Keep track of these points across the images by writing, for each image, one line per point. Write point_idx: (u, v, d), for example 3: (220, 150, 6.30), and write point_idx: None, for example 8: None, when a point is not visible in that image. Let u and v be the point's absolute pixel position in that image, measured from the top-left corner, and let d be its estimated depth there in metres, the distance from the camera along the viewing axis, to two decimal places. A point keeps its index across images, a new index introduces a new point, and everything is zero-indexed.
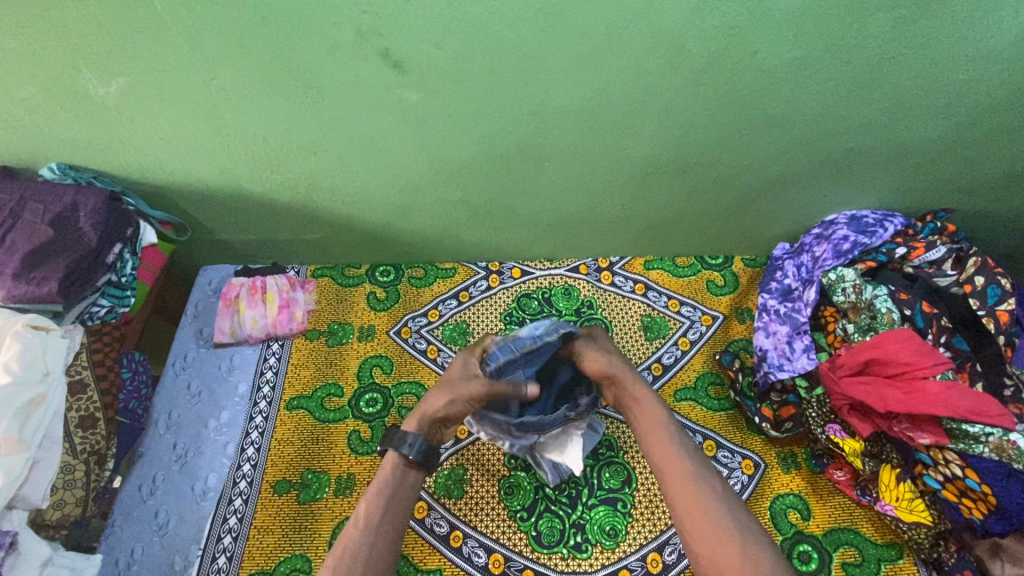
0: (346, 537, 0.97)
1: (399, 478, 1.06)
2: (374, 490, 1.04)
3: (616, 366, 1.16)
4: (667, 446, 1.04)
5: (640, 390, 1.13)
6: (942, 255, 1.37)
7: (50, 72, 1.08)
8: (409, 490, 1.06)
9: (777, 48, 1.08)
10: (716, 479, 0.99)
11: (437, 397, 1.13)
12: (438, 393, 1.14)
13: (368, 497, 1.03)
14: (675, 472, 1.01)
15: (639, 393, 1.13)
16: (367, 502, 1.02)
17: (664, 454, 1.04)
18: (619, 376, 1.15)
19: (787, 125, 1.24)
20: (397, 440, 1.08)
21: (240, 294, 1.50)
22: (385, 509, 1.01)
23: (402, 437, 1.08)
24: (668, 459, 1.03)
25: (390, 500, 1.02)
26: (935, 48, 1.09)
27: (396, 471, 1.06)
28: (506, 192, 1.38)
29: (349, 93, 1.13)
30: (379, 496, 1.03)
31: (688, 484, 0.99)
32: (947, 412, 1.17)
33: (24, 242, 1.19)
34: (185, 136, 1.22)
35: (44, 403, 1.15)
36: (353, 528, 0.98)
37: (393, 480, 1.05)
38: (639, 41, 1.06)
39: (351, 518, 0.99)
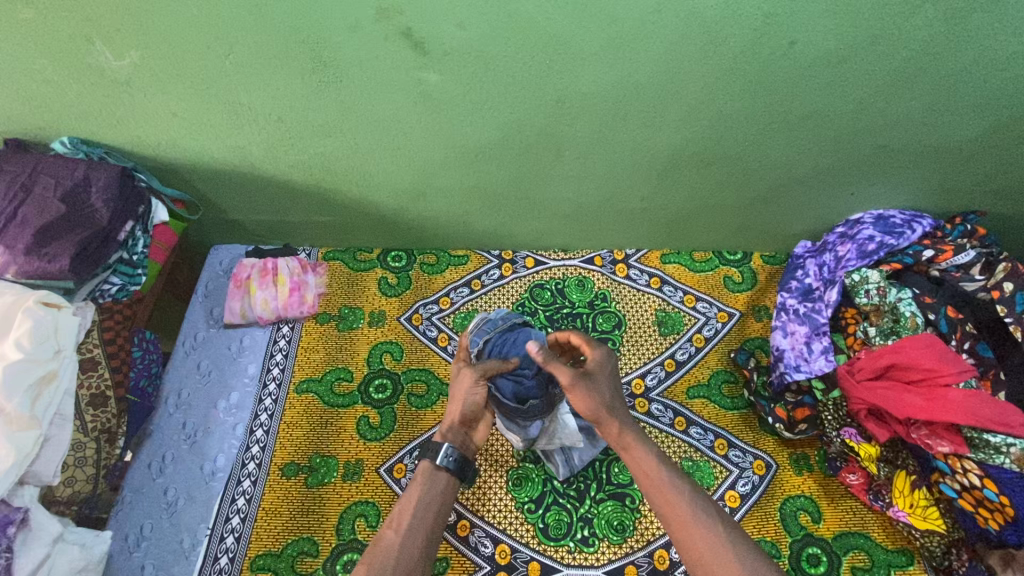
0: (380, 538, 0.96)
1: (431, 487, 1.04)
2: (408, 494, 1.03)
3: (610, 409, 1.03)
4: (666, 493, 0.97)
5: (630, 435, 1.03)
6: (971, 259, 1.33)
7: (63, 43, 1.06)
8: (440, 498, 1.03)
9: (815, 38, 1.04)
10: (722, 523, 0.93)
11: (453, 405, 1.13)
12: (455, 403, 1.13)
13: (402, 501, 1.02)
14: (676, 521, 0.94)
15: (630, 440, 1.03)
16: (400, 505, 1.01)
17: (665, 500, 0.96)
18: (605, 421, 1.03)
19: (819, 119, 1.20)
20: (431, 451, 1.07)
21: (250, 275, 1.48)
22: (418, 512, 0.99)
23: (438, 448, 1.06)
24: (669, 506, 0.95)
25: (425, 505, 1.01)
26: (984, 43, 1.04)
27: (428, 478, 1.04)
28: (524, 180, 1.35)
29: (369, 75, 1.10)
30: (413, 499, 1.02)
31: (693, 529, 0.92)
32: (968, 420, 1.14)
33: (35, 217, 1.17)
34: (199, 114, 1.20)
35: (54, 381, 1.14)
36: (387, 529, 0.97)
37: (425, 486, 1.04)
38: (672, 26, 1.02)
39: (385, 521, 0.99)
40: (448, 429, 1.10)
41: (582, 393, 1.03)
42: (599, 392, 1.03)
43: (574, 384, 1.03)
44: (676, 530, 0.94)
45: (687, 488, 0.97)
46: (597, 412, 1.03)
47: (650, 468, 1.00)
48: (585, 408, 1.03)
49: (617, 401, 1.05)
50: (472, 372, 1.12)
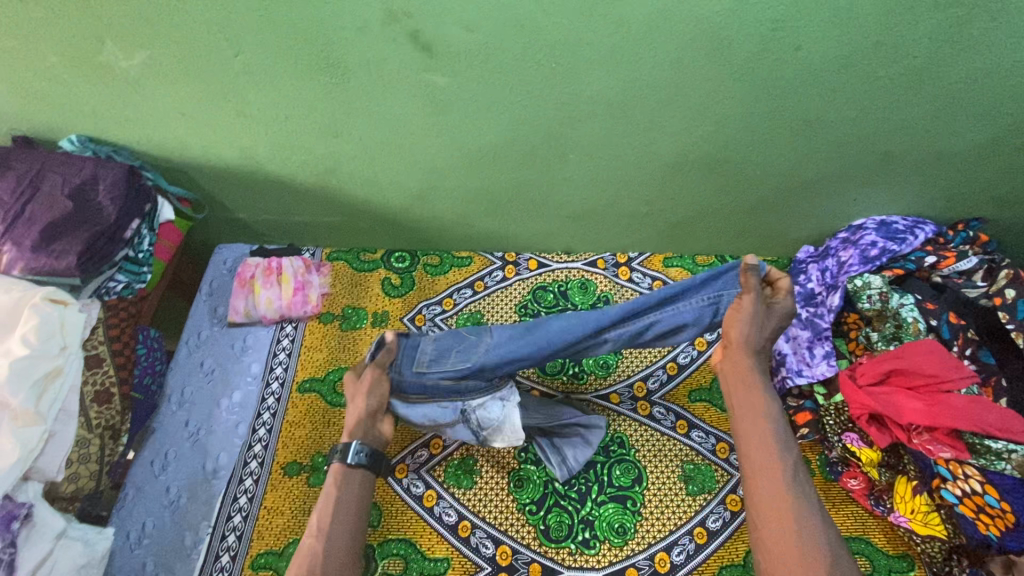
0: (303, 549, 0.96)
1: (346, 486, 1.03)
2: (324, 499, 1.02)
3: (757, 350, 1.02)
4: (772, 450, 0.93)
5: (759, 381, 1.00)
6: (974, 265, 1.33)
7: (74, 42, 1.07)
8: (358, 494, 1.03)
9: (820, 44, 1.05)
10: (816, 501, 0.89)
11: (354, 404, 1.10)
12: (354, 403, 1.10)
13: (318, 507, 1.01)
14: (769, 475, 0.90)
15: (756, 386, 1.00)
16: (318, 510, 1.00)
17: (767, 454, 0.93)
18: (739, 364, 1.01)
19: (823, 124, 1.20)
20: (340, 452, 1.05)
21: (254, 275, 1.49)
22: (335, 513, 0.99)
23: (345, 448, 1.06)
24: (766, 458, 0.92)
25: (342, 505, 1.01)
26: (987, 51, 1.05)
27: (341, 480, 1.03)
28: (528, 182, 1.35)
29: (377, 76, 1.11)
30: (330, 502, 1.01)
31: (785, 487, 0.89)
32: (971, 427, 1.14)
33: (43, 214, 1.18)
34: (206, 113, 1.21)
35: (60, 377, 1.15)
36: (307, 538, 0.97)
37: (339, 487, 1.03)
38: (678, 31, 1.03)
39: (303, 532, 0.98)
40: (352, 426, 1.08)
41: (747, 316, 1.02)
42: (760, 326, 1.02)
43: (744, 309, 1.02)
44: (764, 481, 0.90)
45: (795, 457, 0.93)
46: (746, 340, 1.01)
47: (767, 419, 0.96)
48: (737, 332, 1.02)
49: (766, 348, 1.04)
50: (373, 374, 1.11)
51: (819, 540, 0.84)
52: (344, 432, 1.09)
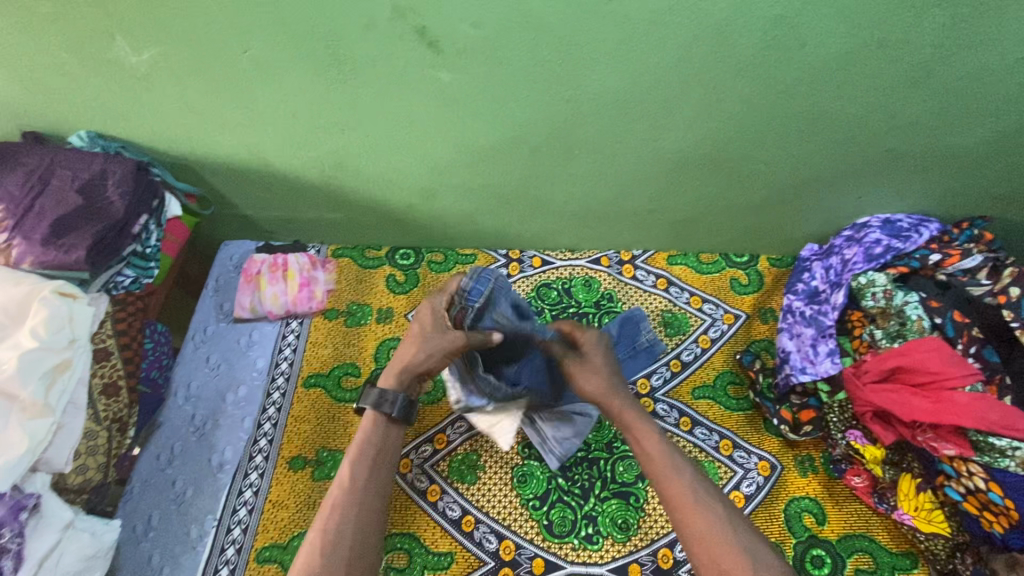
0: (332, 498, 1.01)
1: (377, 437, 1.09)
2: (354, 448, 1.07)
3: (609, 389, 1.10)
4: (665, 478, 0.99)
5: (631, 417, 1.07)
6: (978, 264, 1.34)
7: (84, 38, 1.08)
8: (388, 445, 1.09)
9: (825, 41, 1.05)
10: (718, 506, 0.94)
11: (418, 355, 1.15)
12: (420, 355, 1.15)
13: (348, 456, 1.06)
14: (681, 505, 0.95)
15: (634, 419, 1.07)
16: (347, 461, 1.05)
17: (671, 484, 0.98)
18: (612, 402, 1.09)
19: (827, 122, 1.20)
20: (377, 400, 1.10)
21: (260, 271, 1.50)
22: (366, 464, 1.05)
23: (384, 395, 1.11)
24: (673, 487, 0.97)
25: (375, 459, 1.06)
26: (992, 49, 1.05)
27: (375, 429, 1.09)
28: (533, 179, 1.36)
29: (383, 73, 1.12)
30: (361, 453, 1.06)
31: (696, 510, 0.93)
32: (974, 423, 1.15)
33: (53, 209, 1.20)
34: (214, 109, 1.22)
35: (68, 369, 1.15)
36: (338, 489, 1.02)
37: (374, 440, 1.08)
38: (683, 28, 1.03)
39: (335, 480, 1.03)
40: (399, 380, 1.14)
41: (574, 369, 1.12)
42: (593, 370, 1.12)
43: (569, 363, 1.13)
44: (678, 513, 0.95)
45: (687, 473, 0.99)
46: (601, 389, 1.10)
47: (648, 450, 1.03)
48: (590, 384, 1.11)
49: (616, 380, 1.12)
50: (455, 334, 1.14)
51: (728, 535, 0.90)
52: (387, 381, 1.15)
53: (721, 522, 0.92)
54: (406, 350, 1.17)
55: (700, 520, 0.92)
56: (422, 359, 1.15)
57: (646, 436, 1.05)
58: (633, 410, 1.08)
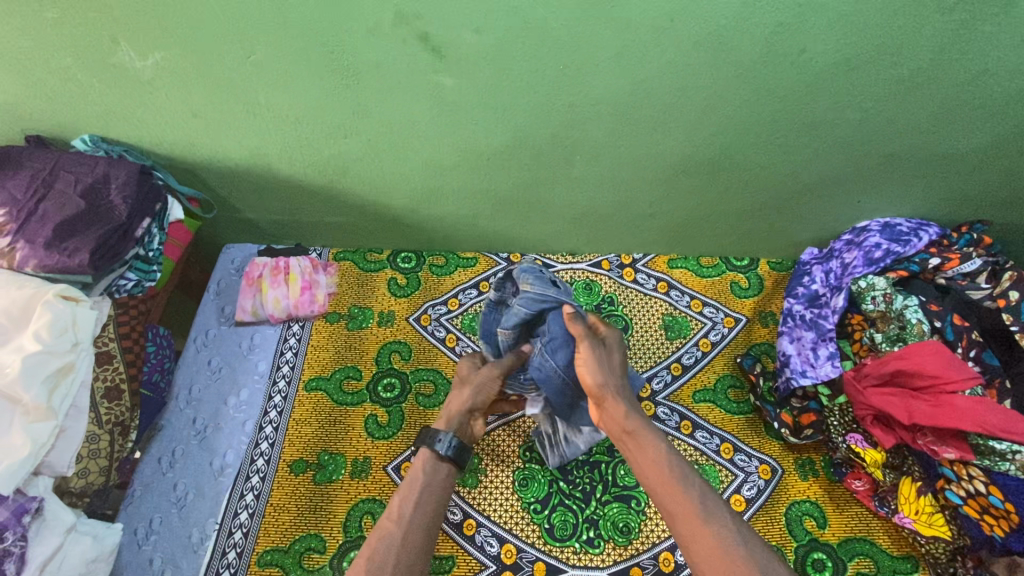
0: (380, 530, 0.96)
1: (432, 477, 1.04)
2: (409, 484, 1.02)
3: (615, 389, 1.06)
4: (672, 484, 0.95)
5: (635, 422, 1.04)
6: (978, 267, 1.34)
7: (89, 43, 1.08)
8: (442, 488, 1.04)
9: (825, 47, 1.06)
10: (730, 518, 0.90)
11: (459, 393, 1.17)
12: (458, 392, 1.18)
13: (402, 491, 1.01)
14: (683, 515, 0.91)
15: (634, 424, 1.03)
16: (401, 495, 1.01)
17: (671, 495, 0.94)
18: (613, 404, 1.05)
19: (828, 126, 1.21)
20: (429, 438, 1.07)
21: (262, 274, 1.50)
22: (419, 502, 0.99)
23: (434, 434, 1.08)
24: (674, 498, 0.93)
25: (424, 495, 1.01)
26: (990, 55, 1.06)
27: (429, 468, 1.05)
28: (534, 183, 1.37)
29: (386, 78, 1.12)
30: (416, 488, 1.02)
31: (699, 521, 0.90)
32: (975, 427, 1.15)
33: (56, 212, 1.20)
34: (218, 114, 1.22)
35: (71, 372, 1.16)
36: (386, 521, 0.97)
37: (426, 476, 1.04)
38: (684, 33, 1.04)
39: (384, 512, 0.98)
40: (450, 417, 1.13)
41: (590, 359, 1.07)
42: (607, 365, 1.08)
43: (587, 351, 1.07)
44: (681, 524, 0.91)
45: (695, 483, 0.95)
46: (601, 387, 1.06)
47: (654, 456, 0.99)
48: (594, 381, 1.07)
49: (621, 384, 1.08)
50: (490, 367, 1.19)
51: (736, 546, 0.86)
52: (440, 421, 1.13)
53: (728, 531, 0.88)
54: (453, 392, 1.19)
55: (710, 530, 0.88)
56: (463, 392, 1.17)
57: (645, 443, 1.01)
58: (632, 415, 1.04)
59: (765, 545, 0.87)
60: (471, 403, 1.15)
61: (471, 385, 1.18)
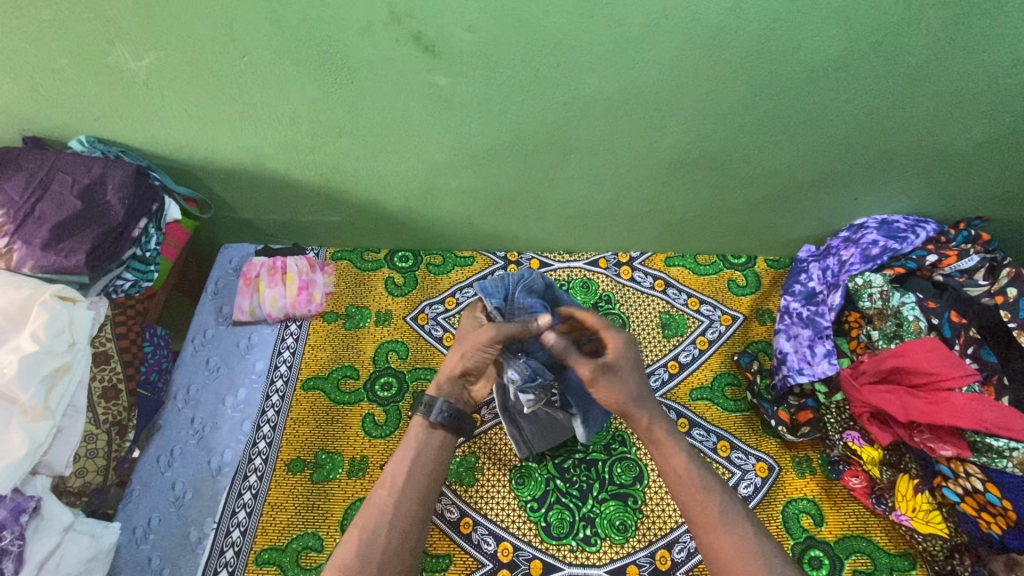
0: (374, 497, 1.01)
1: (424, 443, 1.06)
2: (403, 451, 1.06)
3: (639, 400, 1.06)
4: (694, 487, 1.00)
5: (660, 425, 1.07)
6: (975, 264, 1.33)
7: (84, 44, 1.09)
8: (435, 455, 1.06)
9: (820, 44, 1.06)
10: (748, 524, 0.97)
11: (457, 358, 1.11)
12: (457, 357, 1.11)
13: (395, 459, 1.05)
14: (708, 525, 0.97)
15: (658, 432, 1.06)
16: (395, 462, 1.05)
17: (695, 503, 0.99)
18: (637, 417, 1.06)
19: (823, 123, 1.21)
20: (422, 406, 1.08)
21: (260, 273, 1.50)
22: (412, 471, 1.03)
23: (430, 403, 1.08)
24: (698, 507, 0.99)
25: (417, 461, 1.04)
26: (986, 50, 1.06)
27: (422, 435, 1.07)
28: (530, 182, 1.36)
29: (380, 77, 1.12)
30: (408, 455, 1.05)
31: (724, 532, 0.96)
32: (972, 424, 1.15)
33: (52, 213, 1.21)
34: (213, 114, 1.23)
35: (68, 372, 1.17)
36: (380, 489, 1.02)
37: (421, 443, 1.06)
38: (677, 30, 1.03)
39: (379, 479, 1.03)
40: (442, 382, 1.10)
41: (605, 387, 1.04)
42: (625, 383, 1.05)
43: (603, 381, 1.04)
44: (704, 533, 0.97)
45: (716, 485, 1.01)
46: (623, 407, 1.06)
47: (677, 459, 1.04)
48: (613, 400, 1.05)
49: (643, 391, 1.07)
50: (488, 330, 1.07)
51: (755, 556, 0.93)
52: (433, 387, 1.11)
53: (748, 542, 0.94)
54: (453, 351, 1.13)
55: (730, 534, 0.95)
56: (462, 360, 1.09)
57: (670, 451, 1.04)
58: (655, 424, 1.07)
59: (777, 546, 0.95)
60: (467, 369, 1.10)
61: (467, 351, 1.09)
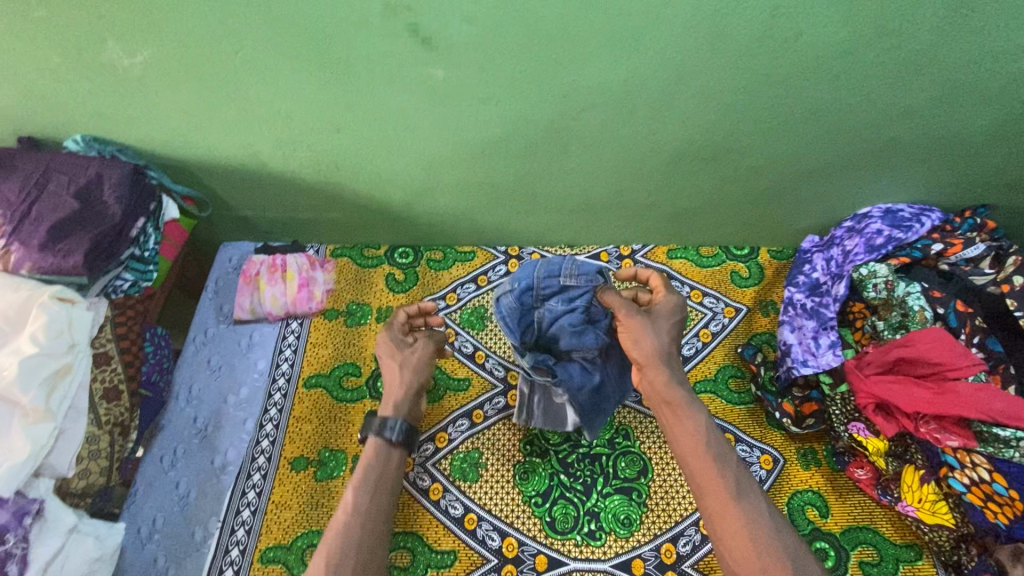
0: (337, 522, 0.96)
1: (384, 465, 1.06)
2: (362, 475, 1.03)
3: (664, 358, 1.05)
4: (707, 461, 0.95)
5: (680, 393, 1.03)
6: (981, 252, 1.33)
7: (77, 42, 1.07)
8: (393, 475, 1.06)
9: (822, 31, 1.04)
10: (762, 501, 0.91)
11: (396, 375, 1.17)
12: (398, 374, 1.17)
13: (356, 482, 1.02)
14: (715, 490, 0.92)
15: (677, 394, 1.03)
16: (355, 487, 1.01)
17: (703, 469, 0.94)
18: (658, 376, 1.04)
19: (827, 111, 1.19)
20: (379, 424, 1.09)
21: (259, 271, 1.50)
22: (375, 493, 1.01)
23: (392, 423, 1.09)
24: (707, 473, 0.94)
25: (378, 484, 1.03)
26: (993, 34, 1.04)
27: (379, 455, 1.07)
28: (530, 175, 1.35)
29: (377, 72, 1.11)
30: (369, 479, 1.03)
31: (731, 499, 0.91)
32: (978, 414, 1.14)
33: (49, 214, 1.19)
34: (209, 112, 1.21)
35: (69, 374, 1.16)
36: (342, 513, 0.98)
37: (379, 464, 1.05)
38: (678, 18, 1.02)
39: (340, 503, 0.99)
40: (400, 401, 1.13)
41: (637, 331, 1.06)
42: (655, 339, 1.06)
43: (638, 319, 1.07)
44: (710, 498, 0.92)
45: (732, 463, 0.95)
46: (651, 360, 1.05)
47: (693, 431, 0.98)
48: (643, 351, 1.06)
49: (670, 352, 1.07)
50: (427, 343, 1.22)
51: (762, 529, 0.87)
52: (388, 406, 1.12)
53: (758, 513, 0.89)
54: (388, 372, 1.17)
55: (741, 512, 0.89)
56: (407, 374, 1.17)
57: (685, 416, 1.01)
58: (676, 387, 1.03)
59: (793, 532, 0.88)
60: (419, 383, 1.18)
61: (411, 365, 1.18)
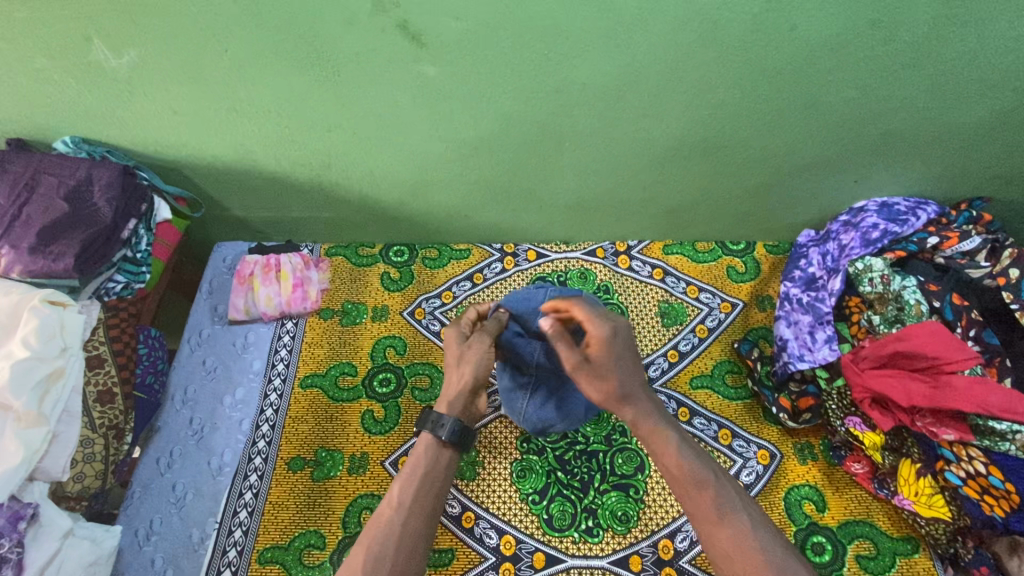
0: (379, 518, 0.92)
1: (433, 462, 0.99)
2: (409, 468, 0.98)
3: (623, 394, 0.94)
4: (690, 492, 0.92)
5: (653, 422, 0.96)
6: (976, 246, 1.32)
7: (62, 42, 1.06)
8: (442, 474, 0.98)
9: (816, 24, 1.03)
10: (747, 521, 0.88)
11: (451, 373, 1.06)
12: (455, 370, 1.06)
13: (402, 475, 0.97)
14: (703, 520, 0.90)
15: (646, 429, 0.96)
16: (401, 481, 0.96)
17: (690, 498, 0.92)
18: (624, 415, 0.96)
19: (822, 104, 1.18)
20: (429, 420, 1.01)
21: (254, 272, 1.49)
22: (422, 487, 0.95)
23: (442, 421, 1.01)
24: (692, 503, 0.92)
25: (426, 481, 0.96)
26: (988, 25, 1.03)
27: (430, 453, 0.99)
28: (524, 172, 1.34)
29: (367, 69, 1.10)
30: (416, 473, 0.97)
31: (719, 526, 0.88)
32: (975, 408, 1.14)
33: (40, 215, 1.19)
34: (199, 111, 1.20)
35: (61, 378, 1.16)
36: (386, 508, 0.93)
37: (429, 460, 0.99)
38: (670, 13, 1.01)
39: (383, 499, 0.94)
40: (454, 398, 1.03)
41: (587, 382, 0.92)
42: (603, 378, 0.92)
43: (579, 377, 0.92)
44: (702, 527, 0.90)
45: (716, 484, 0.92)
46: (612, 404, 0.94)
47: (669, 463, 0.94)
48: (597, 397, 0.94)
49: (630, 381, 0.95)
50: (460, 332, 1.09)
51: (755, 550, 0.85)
52: (444, 402, 1.03)
53: (746, 536, 0.87)
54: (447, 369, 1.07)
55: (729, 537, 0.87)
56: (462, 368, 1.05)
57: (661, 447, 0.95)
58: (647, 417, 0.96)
59: (783, 545, 0.86)
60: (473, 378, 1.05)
61: (467, 358, 1.05)
